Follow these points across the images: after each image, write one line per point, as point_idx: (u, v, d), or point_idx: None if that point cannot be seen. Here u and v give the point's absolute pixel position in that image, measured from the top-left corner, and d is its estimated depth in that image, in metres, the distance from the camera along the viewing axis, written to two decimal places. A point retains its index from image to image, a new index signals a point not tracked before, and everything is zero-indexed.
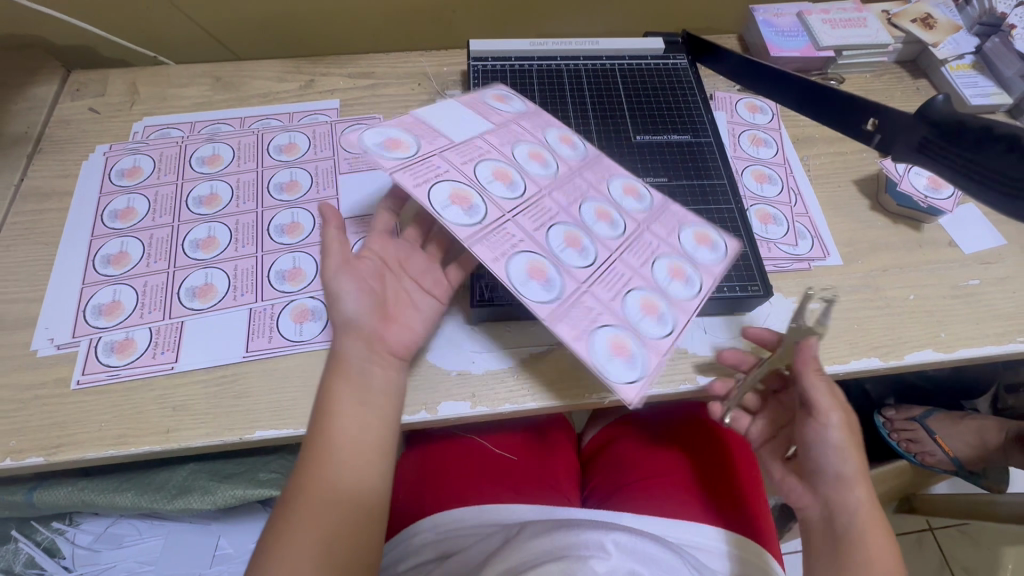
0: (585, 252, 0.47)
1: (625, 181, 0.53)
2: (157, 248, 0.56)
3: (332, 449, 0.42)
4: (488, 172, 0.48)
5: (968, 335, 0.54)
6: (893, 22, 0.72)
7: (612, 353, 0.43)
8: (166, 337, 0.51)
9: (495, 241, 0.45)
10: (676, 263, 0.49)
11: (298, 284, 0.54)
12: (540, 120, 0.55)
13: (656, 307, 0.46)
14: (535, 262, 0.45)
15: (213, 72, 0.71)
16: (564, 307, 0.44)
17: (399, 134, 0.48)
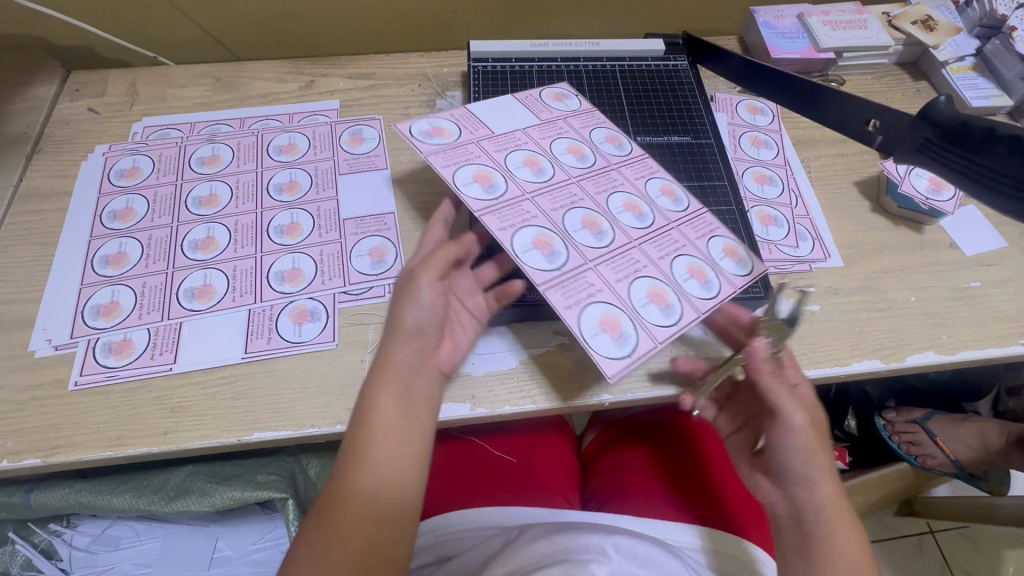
0: (601, 236, 0.49)
1: (664, 182, 0.54)
2: (156, 249, 0.56)
3: (367, 463, 0.40)
4: (518, 159, 0.53)
5: (969, 337, 0.54)
6: (894, 24, 0.71)
7: (600, 330, 0.44)
8: (164, 338, 0.51)
9: (508, 214, 0.48)
10: (697, 264, 0.49)
11: (298, 285, 0.54)
12: (591, 120, 0.59)
13: (665, 298, 0.46)
14: (545, 236, 0.48)
15: (213, 72, 0.71)
16: (563, 279, 0.45)
17: (445, 123, 0.54)
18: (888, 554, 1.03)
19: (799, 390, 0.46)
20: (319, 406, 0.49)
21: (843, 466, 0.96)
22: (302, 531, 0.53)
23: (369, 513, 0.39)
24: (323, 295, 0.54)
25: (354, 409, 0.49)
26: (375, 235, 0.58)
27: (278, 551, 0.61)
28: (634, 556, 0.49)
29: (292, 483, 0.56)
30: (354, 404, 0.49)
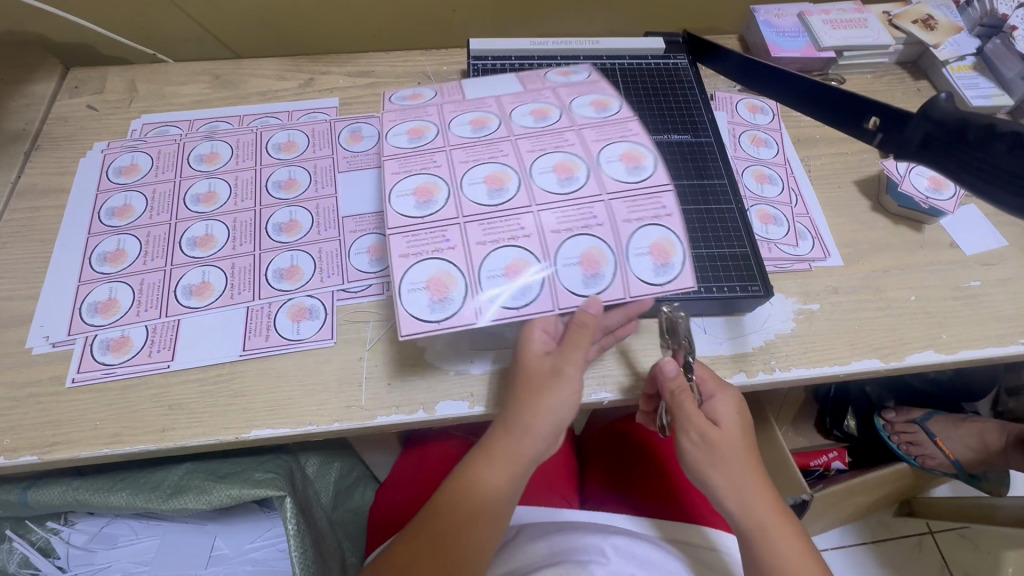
0: (497, 195, 0.47)
1: (628, 149, 0.49)
2: (154, 246, 0.56)
3: (466, 498, 0.43)
4: (466, 118, 0.52)
5: (969, 336, 0.54)
6: (894, 23, 0.71)
7: (423, 287, 0.44)
8: (162, 336, 0.51)
9: (412, 162, 0.49)
10: (594, 253, 0.45)
11: (296, 283, 0.54)
12: (585, 88, 0.55)
13: (525, 279, 0.44)
14: (431, 184, 0.48)
15: (212, 69, 0.71)
16: (417, 228, 0.46)
17: (426, 92, 0.57)
18: (887, 554, 1.02)
19: (715, 403, 0.47)
20: (316, 404, 0.49)
21: (842, 467, 0.95)
22: (301, 530, 0.51)
23: (436, 558, 0.41)
24: (321, 293, 0.53)
25: (352, 408, 0.49)
26: (373, 233, 0.57)
27: (275, 550, 0.61)
28: (633, 556, 0.49)
29: (291, 481, 0.55)
30: (352, 401, 0.49)
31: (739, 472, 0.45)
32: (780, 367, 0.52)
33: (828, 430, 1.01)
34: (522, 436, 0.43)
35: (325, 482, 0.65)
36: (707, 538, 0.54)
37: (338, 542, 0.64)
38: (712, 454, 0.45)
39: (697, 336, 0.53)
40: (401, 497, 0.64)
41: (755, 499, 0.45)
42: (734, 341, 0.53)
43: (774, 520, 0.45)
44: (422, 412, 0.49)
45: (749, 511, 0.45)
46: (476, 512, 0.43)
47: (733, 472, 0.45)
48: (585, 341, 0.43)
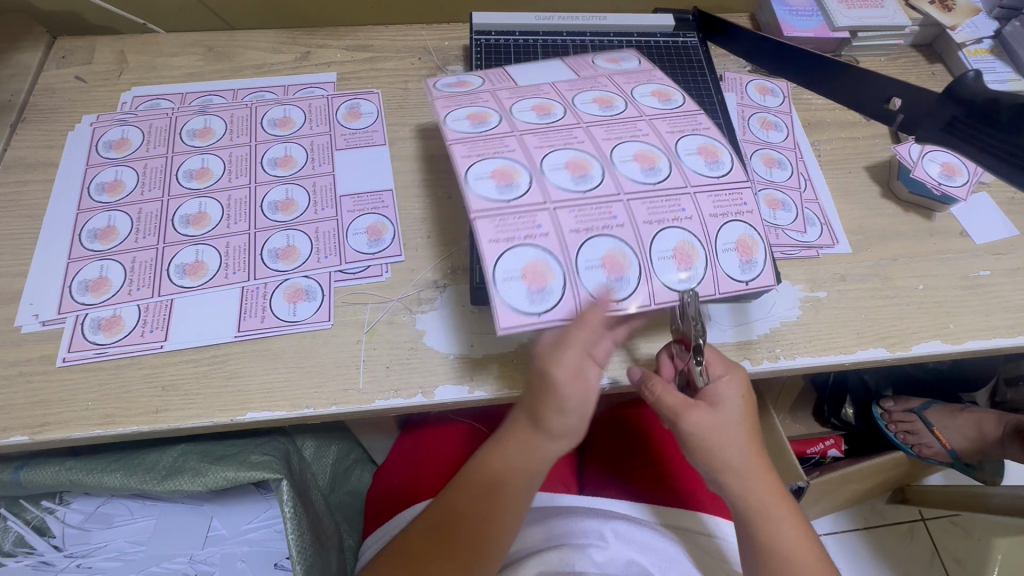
0: (583, 181, 0.44)
1: (705, 143, 0.48)
2: (146, 223, 0.54)
3: (478, 480, 0.45)
4: (527, 104, 0.49)
5: (977, 326, 0.53)
6: (911, 3, 0.69)
7: (520, 276, 0.41)
8: (155, 316, 0.50)
9: (481, 145, 0.45)
10: (688, 245, 0.43)
11: (292, 263, 0.52)
12: (641, 78, 0.53)
13: (624, 271, 0.42)
14: (510, 168, 0.44)
15: (204, 41, 0.69)
16: (505, 213, 0.42)
17: (471, 78, 0.53)
18: (879, 540, 1.03)
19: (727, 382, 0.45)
20: (313, 386, 0.48)
21: (838, 454, 0.95)
22: (298, 513, 0.51)
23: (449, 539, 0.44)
24: (318, 274, 0.52)
25: (350, 390, 0.48)
26: (372, 213, 0.56)
27: (272, 531, 0.61)
28: (632, 540, 0.50)
29: (288, 464, 0.54)
30: (350, 385, 0.48)
31: (744, 458, 0.44)
32: (785, 355, 0.51)
33: (826, 419, 1.02)
34: (538, 436, 0.43)
35: (323, 464, 0.65)
36: (706, 525, 0.52)
37: (336, 524, 0.64)
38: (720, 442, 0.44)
39: (701, 322, 0.52)
40: (399, 482, 0.64)
41: (757, 486, 0.45)
42: (740, 329, 0.52)
43: (777, 506, 0.45)
44: (422, 396, 0.48)
45: (752, 498, 0.45)
46: (492, 505, 0.44)
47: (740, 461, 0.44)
48: (583, 336, 0.39)
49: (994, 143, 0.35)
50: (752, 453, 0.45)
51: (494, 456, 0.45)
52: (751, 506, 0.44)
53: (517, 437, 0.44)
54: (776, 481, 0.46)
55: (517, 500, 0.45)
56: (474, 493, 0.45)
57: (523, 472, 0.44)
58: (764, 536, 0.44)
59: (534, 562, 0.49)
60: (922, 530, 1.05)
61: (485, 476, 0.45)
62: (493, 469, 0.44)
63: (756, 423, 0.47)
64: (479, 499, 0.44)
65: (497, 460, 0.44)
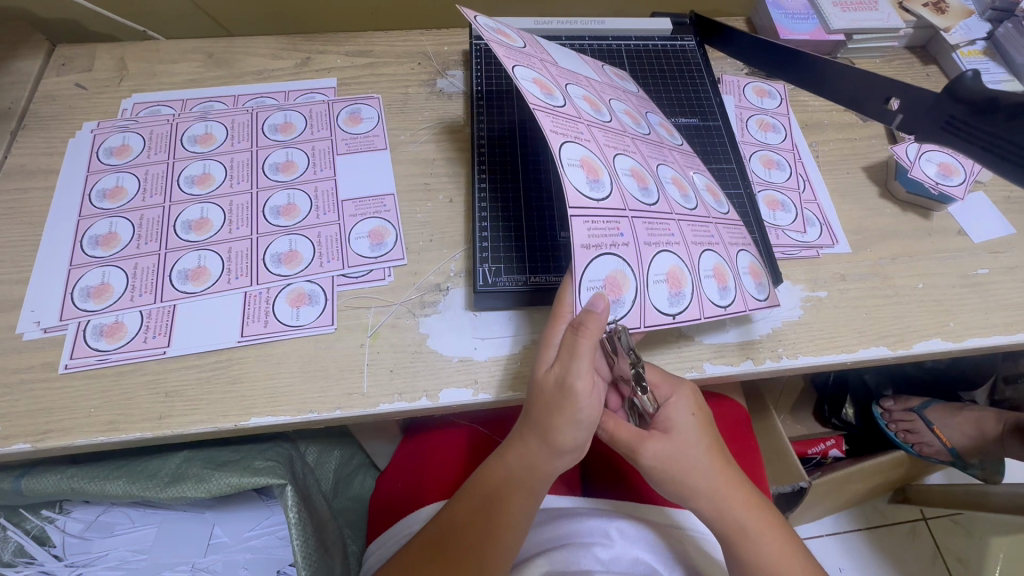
0: (645, 193, 0.45)
1: (708, 184, 0.52)
2: (147, 229, 0.54)
3: (478, 489, 0.46)
4: (580, 93, 0.48)
5: (976, 324, 0.53)
6: (905, 7, 0.70)
7: (601, 287, 0.41)
8: (158, 321, 0.50)
9: (562, 123, 0.42)
10: (723, 267, 0.47)
11: (295, 268, 0.53)
12: (641, 106, 0.55)
13: (681, 287, 0.44)
14: (594, 160, 0.42)
15: (205, 48, 0.68)
16: (597, 214, 0.41)
17: (512, 32, 0.49)
18: (880, 540, 1.04)
19: (675, 403, 0.45)
20: (317, 390, 0.48)
21: (839, 454, 0.96)
22: (302, 518, 0.50)
23: (448, 548, 0.45)
24: (321, 278, 0.52)
25: (354, 394, 0.48)
26: (374, 217, 0.56)
27: (275, 538, 0.61)
28: (637, 539, 0.50)
29: (292, 470, 0.54)
30: (353, 389, 0.48)
31: (708, 478, 0.44)
32: (787, 354, 0.51)
33: (826, 419, 1.01)
34: (541, 449, 0.43)
35: (325, 470, 0.65)
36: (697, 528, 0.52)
37: (339, 529, 0.64)
38: (689, 468, 0.44)
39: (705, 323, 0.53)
40: (402, 486, 0.63)
41: (731, 504, 0.45)
42: (741, 330, 0.52)
43: (757, 524, 0.45)
44: (426, 400, 0.48)
45: (730, 517, 0.45)
46: (498, 516, 0.45)
47: (714, 488, 0.44)
48: (587, 347, 0.40)
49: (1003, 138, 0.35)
50: (717, 470, 0.45)
51: (498, 470, 0.45)
52: (727, 524, 0.44)
53: (519, 451, 0.44)
54: (746, 492, 0.45)
55: (522, 512, 0.45)
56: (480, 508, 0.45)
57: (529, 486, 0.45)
58: (745, 555, 0.44)
59: (540, 561, 0.48)
60: (923, 529, 1.05)
61: (489, 489, 0.45)
62: (496, 483, 0.45)
63: (717, 434, 0.47)
64: (482, 511, 0.45)
65: (498, 474, 0.45)
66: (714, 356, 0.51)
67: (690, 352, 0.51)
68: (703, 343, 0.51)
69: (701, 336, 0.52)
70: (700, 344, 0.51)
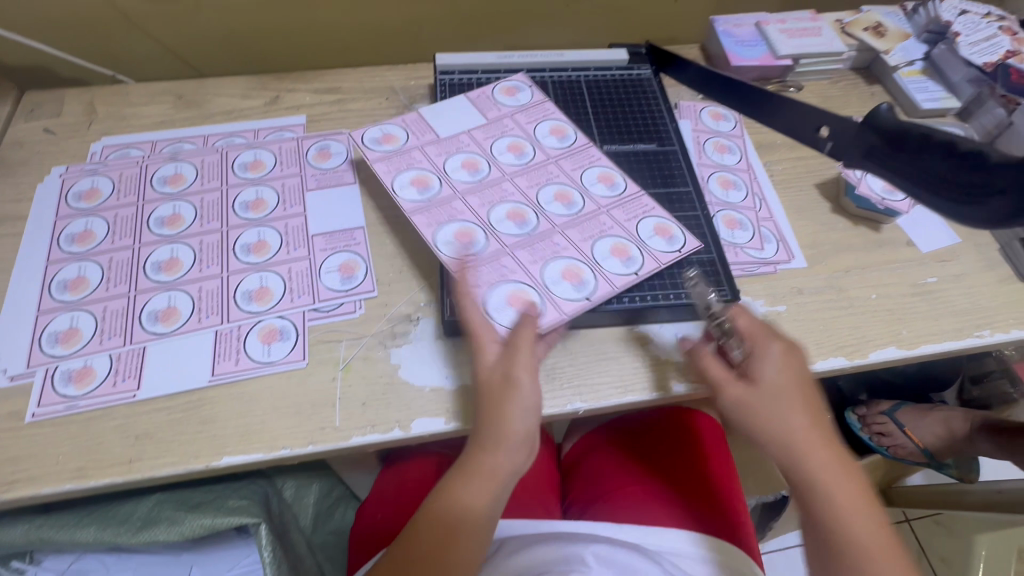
0: (524, 225, 0.53)
1: (602, 172, 0.58)
2: (117, 271, 0.54)
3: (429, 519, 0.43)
4: (458, 161, 0.57)
5: (928, 331, 0.56)
6: (847, 31, 0.74)
7: (506, 306, 0.48)
8: (127, 364, 0.50)
9: (436, 212, 0.53)
10: (622, 244, 0.53)
11: (266, 304, 0.53)
12: (538, 116, 0.62)
13: (580, 276, 0.50)
14: (467, 229, 0.52)
15: (174, 89, 0.70)
16: (478, 263, 0.50)
17: (395, 131, 0.59)
18: None
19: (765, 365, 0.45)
20: (289, 426, 0.48)
21: None
22: (276, 557, 0.51)
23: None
24: (292, 314, 0.53)
25: (326, 429, 0.48)
26: (345, 250, 0.57)
27: None
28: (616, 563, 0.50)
29: (267, 508, 0.54)
30: (326, 423, 0.48)
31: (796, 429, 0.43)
32: None
33: None
34: (483, 454, 0.42)
35: (303, 505, 0.65)
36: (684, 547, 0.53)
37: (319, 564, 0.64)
38: (776, 418, 0.43)
39: (670, 342, 0.54)
40: (385, 514, 0.63)
41: (822, 467, 0.42)
42: None
43: (850, 500, 0.42)
44: (398, 430, 0.48)
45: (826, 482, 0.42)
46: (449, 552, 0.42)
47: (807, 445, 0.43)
48: (523, 340, 0.44)
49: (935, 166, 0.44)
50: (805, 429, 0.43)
51: (457, 486, 0.43)
52: (815, 492, 0.42)
53: (467, 473, 0.43)
54: (840, 462, 0.43)
55: (472, 548, 0.43)
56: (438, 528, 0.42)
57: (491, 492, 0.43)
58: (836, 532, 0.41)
59: None
60: None
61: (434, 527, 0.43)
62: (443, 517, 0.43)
63: (819, 402, 0.45)
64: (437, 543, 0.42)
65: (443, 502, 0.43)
66: (681, 374, 0.52)
67: (657, 371, 0.52)
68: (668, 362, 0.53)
69: (667, 355, 0.53)
70: (667, 364, 0.53)
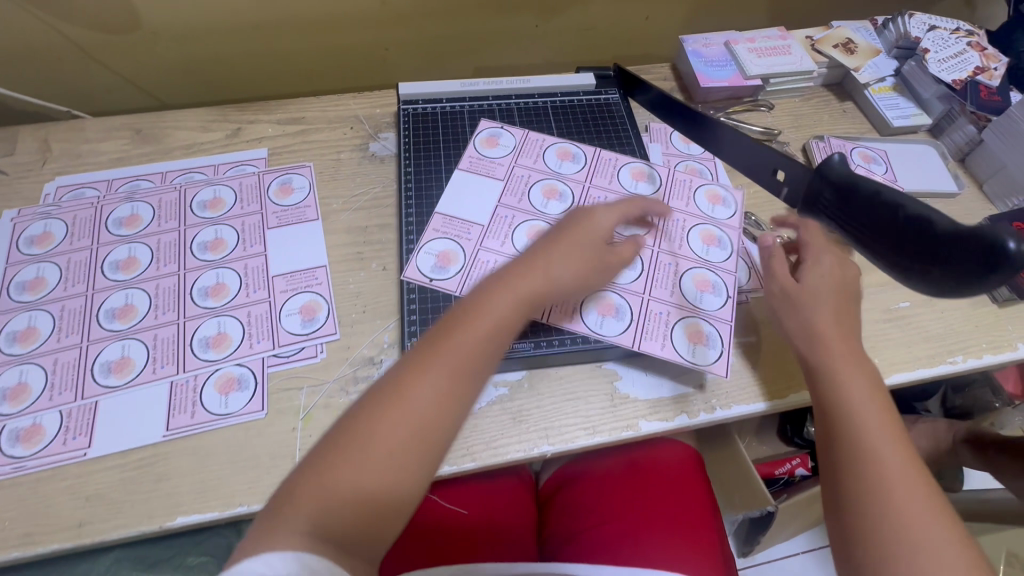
0: (630, 267, 0.56)
1: (636, 170, 0.63)
2: (69, 321, 0.53)
3: (367, 445, 0.35)
4: (523, 235, 0.57)
5: (900, 359, 0.55)
6: (817, 49, 0.73)
7: (696, 345, 0.52)
8: (78, 421, 0.48)
9: (560, 302, 0.53)
10: (698, 276, 0.56)
11: (223, 352, 0.52)
12: (536, 151, 0.64)
13: (708, 283, 0.56)
14: (603, 300, 0.54)
15: (132, 123, 0.68)
16: (641, 325, 0.53)
17: (441, 247, 0.57)
18: None
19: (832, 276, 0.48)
20: (247, 482, 0.46)
21: (805, 473, 0.96)
22: None
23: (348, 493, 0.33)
24: (251, 361, 0.52)
25: None
26: (306, 291, 0.56)
27: None
28: None
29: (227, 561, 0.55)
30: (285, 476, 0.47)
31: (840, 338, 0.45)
32: (721, 405, 0.52)
33: (789, 437, 1.02)
34: (495, 320, 0.40)
35: None
36: None
37: None
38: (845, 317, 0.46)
39: (639, 379, 0.53)
40: None
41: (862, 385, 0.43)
42: (676, 382, 0.53)
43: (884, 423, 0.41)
44: None
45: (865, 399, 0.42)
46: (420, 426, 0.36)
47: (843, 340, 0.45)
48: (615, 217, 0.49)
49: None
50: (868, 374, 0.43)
51: (426, 367, 0.38)
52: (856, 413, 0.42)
53: (462, 332, 0.39)
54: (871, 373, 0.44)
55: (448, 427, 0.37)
56: (395, 419, 0.35)
57: (477, 372, 0.39)
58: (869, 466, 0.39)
59: None
60: None
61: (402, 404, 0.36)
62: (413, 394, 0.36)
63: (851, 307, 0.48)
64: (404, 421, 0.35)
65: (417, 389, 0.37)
66: (648, 412, 0.51)
67: (626, 409, 0.51)
68: (637, 399, 0.52)
69: (636, 393, 0.52)
70: (635, 400, 0.52)
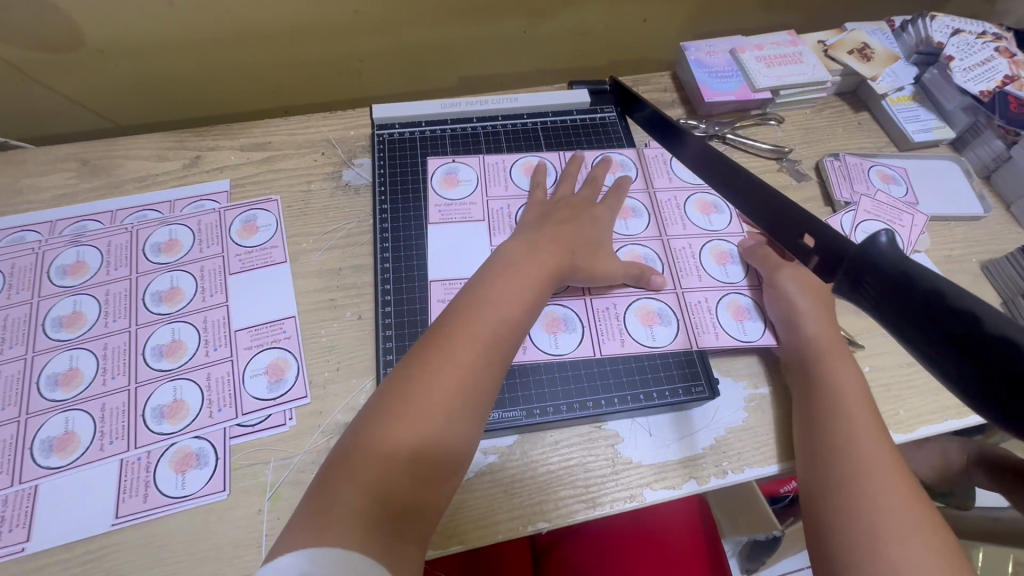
0: (655, 261, 0.55)
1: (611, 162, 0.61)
2: (5, 390, 0.47)
3: (423, 390, 0.36)
4: None
5: (927, 409, 0.50)
6: (830, 55, 0.67)
7: (742, 323, 0.52)
8: (15, 510, 0.43)
9: (603, 330, 0.51)
10: (714, 248, 0.56)
11: (179, 423, 0.46)
12: (501, 176, 0.59)
13: (723, 255, 0.56)
14: (642, 312, 0.52)
15: (79, 153, 0.61)
16: (687, 321, 0.52)
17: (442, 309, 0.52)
18: None
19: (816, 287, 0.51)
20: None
21: None
22: None
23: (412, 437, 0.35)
24: (211, 432, 0.46)
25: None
26: (272, 347, 0.50)
27: None
28: None
29: None
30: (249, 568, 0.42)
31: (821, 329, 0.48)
32: (733, 468, 0.47)
33: None
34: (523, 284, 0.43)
35: None
36: None
37: None
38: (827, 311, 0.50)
39: (643, 440, 0.48)
40: None
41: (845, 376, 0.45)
42: (683, 442, 0.48)
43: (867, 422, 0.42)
44: None
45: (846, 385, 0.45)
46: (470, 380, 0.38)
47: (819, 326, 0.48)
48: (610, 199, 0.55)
49: (904, 325, 0.24)
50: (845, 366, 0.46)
51: (468, 322, 0.40)
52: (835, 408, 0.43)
53: (501, 292, 0.42)
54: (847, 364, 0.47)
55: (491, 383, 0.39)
56: (433, 389, 0.36)
57: (495, 349, 0.39)
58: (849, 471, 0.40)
59: None
60: None
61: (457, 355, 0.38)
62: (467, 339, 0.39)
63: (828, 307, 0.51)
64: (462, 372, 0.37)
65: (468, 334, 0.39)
66: (654, 480, 0.46)
67: (629, 476, 0.47)
68: (641, 464, 0.47)
69: (641, 457, 0.47)
70: (638, 465, 0.47)
